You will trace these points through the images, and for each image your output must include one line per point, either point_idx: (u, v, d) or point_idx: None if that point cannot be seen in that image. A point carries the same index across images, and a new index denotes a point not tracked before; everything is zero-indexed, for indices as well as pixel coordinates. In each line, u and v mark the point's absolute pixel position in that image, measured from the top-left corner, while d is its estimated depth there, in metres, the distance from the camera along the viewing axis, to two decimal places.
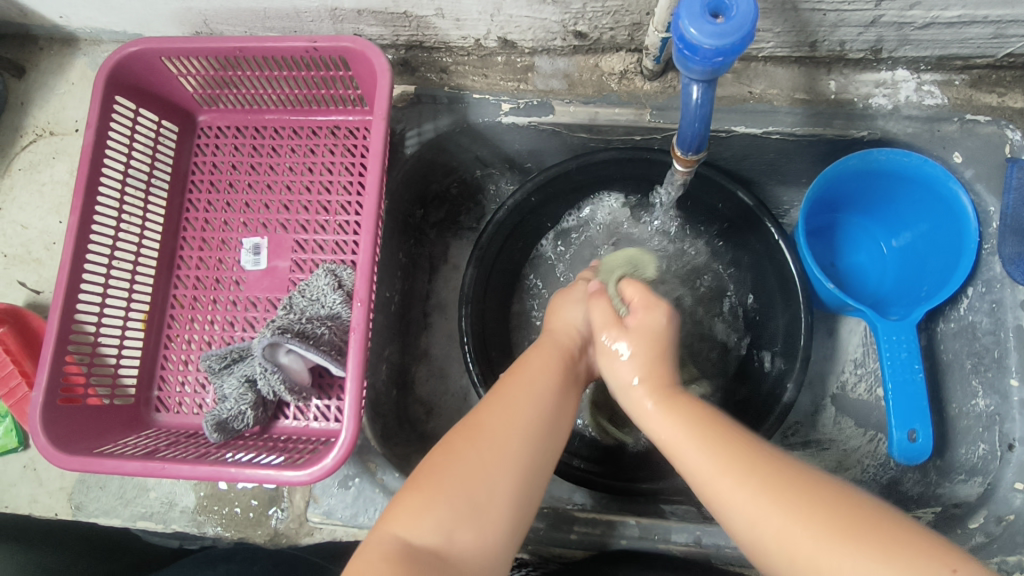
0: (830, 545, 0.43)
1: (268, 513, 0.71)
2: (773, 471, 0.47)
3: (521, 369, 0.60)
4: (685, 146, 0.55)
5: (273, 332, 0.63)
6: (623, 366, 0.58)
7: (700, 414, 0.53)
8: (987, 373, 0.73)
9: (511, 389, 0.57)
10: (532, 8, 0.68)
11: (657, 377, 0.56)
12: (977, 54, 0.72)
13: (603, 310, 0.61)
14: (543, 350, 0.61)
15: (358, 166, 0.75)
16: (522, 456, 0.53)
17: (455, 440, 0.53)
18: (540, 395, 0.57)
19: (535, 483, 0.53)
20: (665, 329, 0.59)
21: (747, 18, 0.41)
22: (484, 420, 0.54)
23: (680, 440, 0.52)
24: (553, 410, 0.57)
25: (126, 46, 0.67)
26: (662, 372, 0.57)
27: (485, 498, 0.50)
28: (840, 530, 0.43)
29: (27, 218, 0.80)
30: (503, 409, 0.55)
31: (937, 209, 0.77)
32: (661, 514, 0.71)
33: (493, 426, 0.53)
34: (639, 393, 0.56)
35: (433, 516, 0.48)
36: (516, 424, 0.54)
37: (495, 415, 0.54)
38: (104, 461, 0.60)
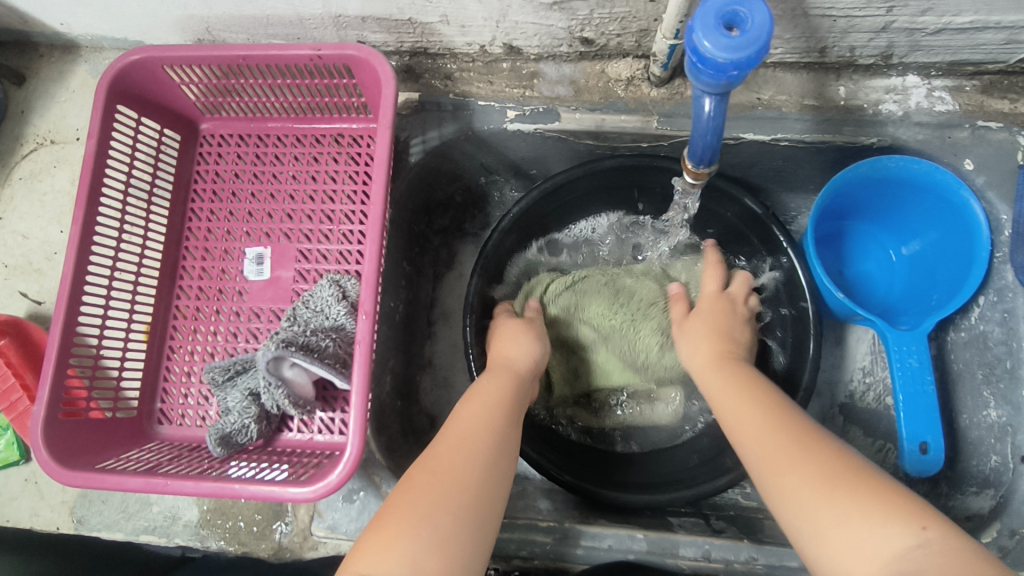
0: (819, 497, 0.46)
1: (272, 526, 0.71)
2: (791, 430, 0.53)
3: (472, 398, 0.62)
4: (696, 158, 0.54)
5: (277, 345, 0.62)
6: (694, 348, 0.69)
7: (740, 381, 0.61)
8: (999, 384, 0.73)
9: (462, 417, 0.59)
10: (538, 15, 0.67)
11: (719, 353, 0.67)
12: (989, 60, 0.71)
13: (681, 307, 0.77)
14: (492, 384, 0.63)
15: (362, 175, 0.74)
16: (475, 482, 0.52)
17: (412, 473, 0.53)
18: (489, 419, 0.58)
19: (491, 507, 0.52)
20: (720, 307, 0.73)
21: (763, 31, 0.40)
22: (437, 447, 0.55)
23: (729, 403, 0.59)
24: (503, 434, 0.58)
25: (127, 54, 0.66)
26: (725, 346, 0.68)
27: (444, 526, 0.48)
28: (831, 481, 0.47)
29: (28, 228, 0.80)
30: (453, 441, 0.55)
31: (948, 216, 0.76)
32: (670, 527, 0.70)
33: (444, 455, 0.54)
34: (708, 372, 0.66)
35: (396, 547, 0.46)
36: (469, 449, 0.54)
37: (447, 445, 0.55)
38: (106, 478, 0.59)
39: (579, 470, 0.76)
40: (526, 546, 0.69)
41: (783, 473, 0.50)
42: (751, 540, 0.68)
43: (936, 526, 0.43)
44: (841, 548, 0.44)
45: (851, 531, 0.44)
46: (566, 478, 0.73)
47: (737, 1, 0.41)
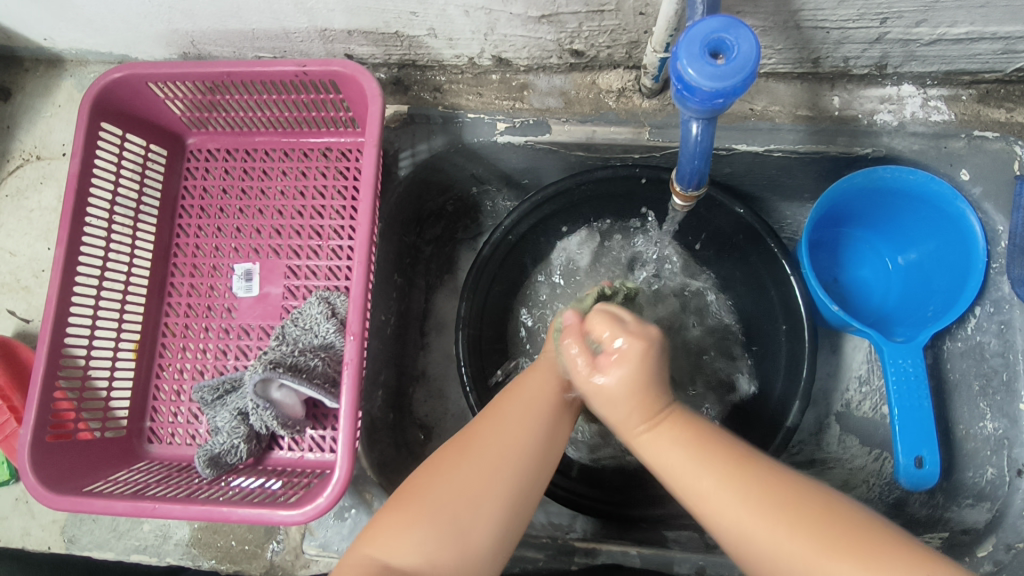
0: (805, 554, 0.42)
1: (264, 546, 0.71)
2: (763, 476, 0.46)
3: (515, 389, 0.57)
4: (685, 181, 0.55)
5: (265, 367, 0.62)
6: (613, 405, 0.51)
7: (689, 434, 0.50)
8: (995, 396, 0.72)
9: (507, 408, 0.55)
10: (526, 27, 0.66)
11: (640, 405, 0.50)
12: (985, 69, 0.69)
13: (581, 357, 0.52)
14: (538, 371, 0.58)
15: (351, 190, 0.73)
16: (513, 482, 0.51)
17: (446, 453, 0.52)
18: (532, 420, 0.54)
19: (524, 505, 0.52)
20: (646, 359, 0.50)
21: (749, 59, 0.40)
22: (480, 435, 0.52)
23: (669, 460, 0.49)
24: (551, 428, 0.55)
25: (110, 72, 0.66)
26: (649, 396, 0.50)
27: (469, 525, 0.48)
28: (822, 542, 0.42)
29: (16, 245, 0.79)
30: (493, 435, 0.52)
31: (943, 226, 0.75)
32: (663, 543, 0.70)
33: (484, 443, 0.52)
34: (640, 435, 0.51)
35: (412, 536, 0.47)
36: (511, 444, 0.52)
37: (489, 430, 0.53)
38: (94, 502, 0.59)
39: (575, 479, 0.76)
40: (519, 563, 0.68)
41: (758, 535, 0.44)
42: None
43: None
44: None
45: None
46: (563, 491, 0.73)
47: (723, 29, 0.41)
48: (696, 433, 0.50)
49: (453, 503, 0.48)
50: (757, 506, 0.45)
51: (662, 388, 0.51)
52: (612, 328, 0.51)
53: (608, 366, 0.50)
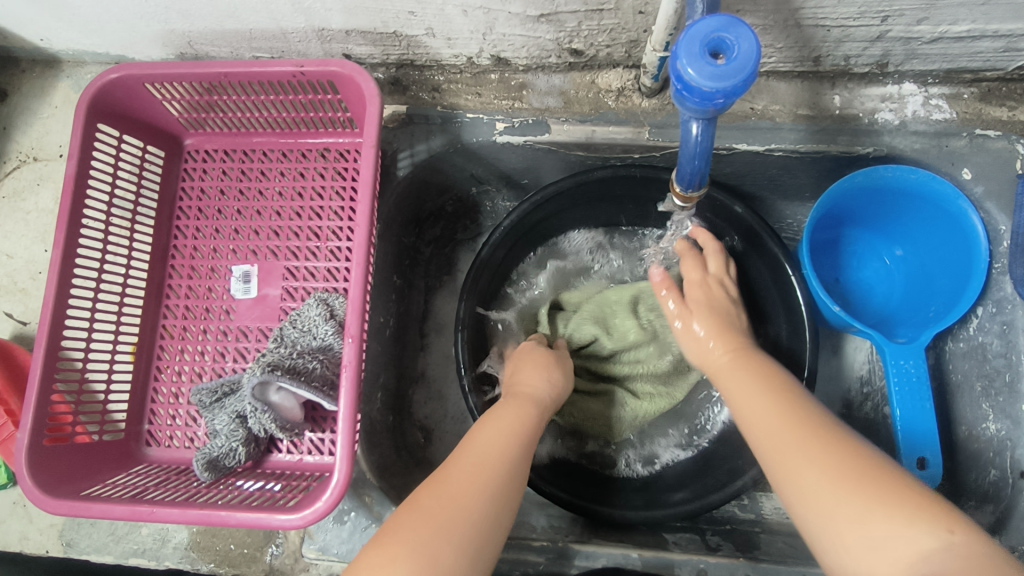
0: (830, 488, 0.45)
1: (263, 549, 0.71)
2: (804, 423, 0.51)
3: (484, 423, 0.59)
4: (685, 182, 0.54)
5: (263, 370, 0.62)
6: (699, 334, 0.66)
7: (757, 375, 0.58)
8: (998, 398, 0.71)
9: (477, 437, 0.56)
10: (525, 27, 0.66)
11: (721, 338, 0.64)
12: (987, 67, 0.69)
13: (671, 296, 0.70)
14: (514, 408, 0.60)
15: (349, 191, 0.73)
16: (481, 508, 0.49)
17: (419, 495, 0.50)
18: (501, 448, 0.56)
19: (492, 541, 0.49)
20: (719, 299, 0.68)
21: (750, 58, 0.40)
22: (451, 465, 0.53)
23: (741, 393, 0.57)
24: (517, 460, 0.55)
25: (107, 72, 0.65)
26: (729, 333, 0.65)
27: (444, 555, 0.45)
28: (846, 476, 0.45)
29: (12, 247, 0.79)
30: (468, 462, 0.53)
31: (945, 225, 0.75)
32: (665, 545, 0.69)
33: (453, 473, 0.51)
34: (721, 364, 0.62)
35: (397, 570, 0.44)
36: (478, 472, 0.52)
37: (458, 465, 0.53)
38: (91, 506, 0.59)
39: (571, 484, 0.75)
40: (520, 567, 0.68)
41: (797, 466, 0.48)
42: (747, 559, 0.67)
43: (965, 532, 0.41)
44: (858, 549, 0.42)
45: (872, 534, 0.42)
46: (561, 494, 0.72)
47: (723, 28, 0.40)
48: (769, 373, 0.58)
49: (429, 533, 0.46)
50: (795, 443, 0.49)
51: (738, 331, 0.66)
52: (700, 271, 0.71)
53: (689, 313, 0.67)
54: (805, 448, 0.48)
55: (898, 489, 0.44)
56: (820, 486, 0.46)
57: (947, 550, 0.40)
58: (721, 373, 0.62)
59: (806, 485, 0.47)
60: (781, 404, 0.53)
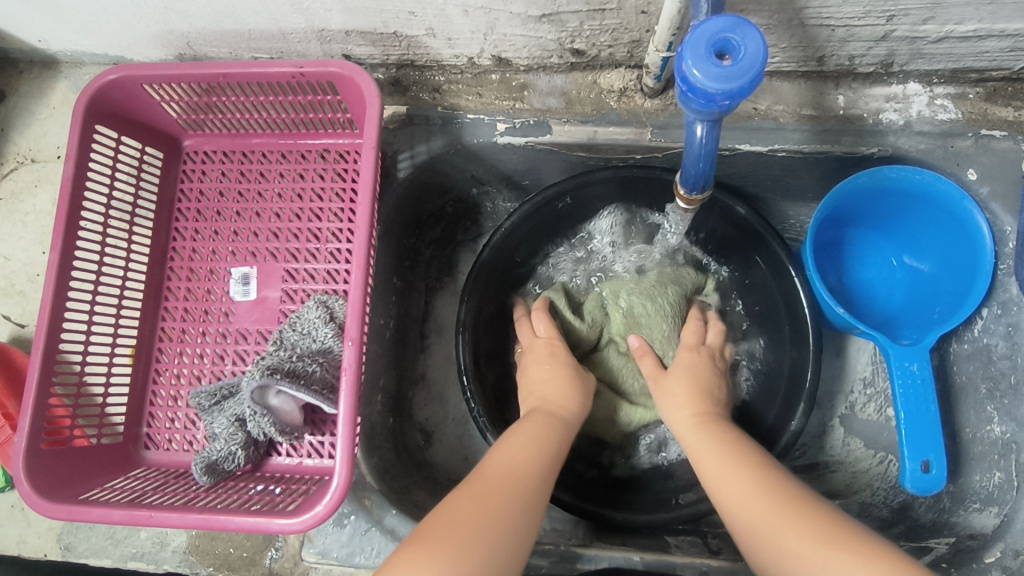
0: (811, 547, 0.45)
1: (263, 553, 0.70)
2: (779, 486, 0.51)
3: (506, 439, 0.58)
4: (688, 184, 0.54)
5: (262, 374, 0.61)
6: (673, 404, 0.64)
7: (726, 439, 0.57)
8: (1003, 400, 0.71)
9: (504, 450, 0.56)
10: (526, 27, 0.65)
11: (699, 407, 0.62)
12: (992, 67, 0.68)
13: (650, 364, 0.70)
14: (527, 428, 0.59)
15: (349, 192, 0.72)
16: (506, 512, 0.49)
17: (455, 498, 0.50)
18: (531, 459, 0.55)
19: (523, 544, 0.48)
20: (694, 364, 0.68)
21: (756, 59, 0.39)
22: (484, 473, 0.53)
23: (707, 457, 0.56)
24: (542, 475, 0.54)
25: (105, 74, 0.65)
26: (703, 403, 0.63)
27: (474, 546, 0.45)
28: (828, 537, 0.45)
29: (10, 249, 0.79)
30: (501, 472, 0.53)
31: (950, 226, 0.74)
32: (667, 548, 0.69)
33: (483, 476, 0.52)
34: (689, 428, 0.61)
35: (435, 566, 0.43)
36: (512, 481, 0.52)
37: (490, 474, 0.53)
38: (89, 510, 0.58)
39: (574, 485, 0.75)
40: None
41: (778, 527, 0.47)
42: (749, 562, 0.66)
43: None
44: None
45: None
46: (563, 497, 0.72)
47: (729, 29, 0.40)
48: (737, 438, 0.57)
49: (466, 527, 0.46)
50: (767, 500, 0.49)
51: (713, 399, 0.64)
52: (694, 346, 0.70)
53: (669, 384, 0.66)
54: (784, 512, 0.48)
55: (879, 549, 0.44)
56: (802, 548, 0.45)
57: None
58: (688, 434, 0.60)
59: (787, 549, 0.46)
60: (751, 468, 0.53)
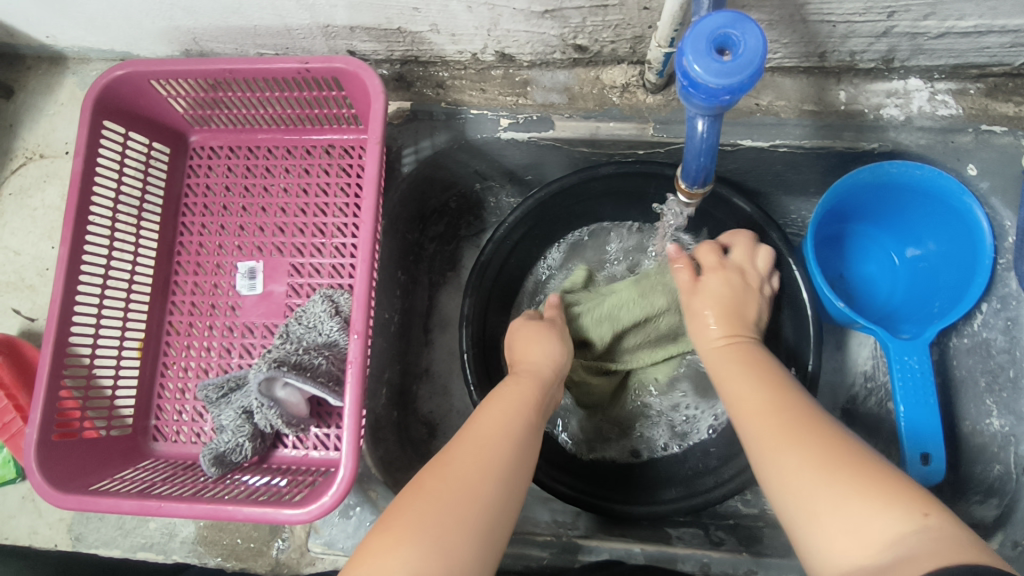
0: (810, 476, 0.45)
1: (270, 543, 0.71)
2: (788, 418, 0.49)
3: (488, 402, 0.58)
4: (690, 179, 0.55)
5: (269, 366, 0.62)
6: (705, 322, 0.62)
7: (746, 357, 0.58)
8: (1002, 393, 0.72)
9: (491, 413, 0.55)
10: (529, 23, 0.65)
11: (724, 325, 0.61)
12: (993, 62, 0.69)
13: (684, 274, 0.66)
14: (514, 386, 0.59)
15: (354, 187, 0.73)
16: (489, 490, 0.48)
17: (422, 479, 0.49)
18: (514, 425, 0.54)
19: (504, 518, 0.48)
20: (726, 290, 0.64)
21: (756, 54, 0.40)
22: (463, 439, 0.52)
23: (727, 367, 0.58)
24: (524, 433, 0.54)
25: (112, 69, 0.66)
26: (736, 323, 0.62)
27: (453, 534, 0.45)
28: (825, 462, 0.45)
29: (19, 244, 0.79)
30: (480, 436, 0.51)
31: (950, 221, 0.75)
32: (668, 540, 0.70)
33: (466, 460, 0.49)
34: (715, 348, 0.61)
35: (399, 556, 0.43)
36: (496, 446, 0.51)
37: (467, 446, 0.51)
38: (100, 500, 0.59)
39: (575, 478, 0.76)
40: (525, 561, 0.69)
41: (777, 450, 0.48)
42: (750, 553, 0.67)
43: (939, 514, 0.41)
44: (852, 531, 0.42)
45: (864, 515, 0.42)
46: (562, 488, 0.72)
47: (729, 24, 0.40)
48: (755, 358, 0.58)
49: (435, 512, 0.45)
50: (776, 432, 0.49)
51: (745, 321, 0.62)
52: (717, 260, 0.66)
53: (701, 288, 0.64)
54: (783, 435, 0.48)
55: (883, 476, 0.43)
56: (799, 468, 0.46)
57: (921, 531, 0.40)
58: (716, 356, 0.60)
59: (786, 468, 0.46)
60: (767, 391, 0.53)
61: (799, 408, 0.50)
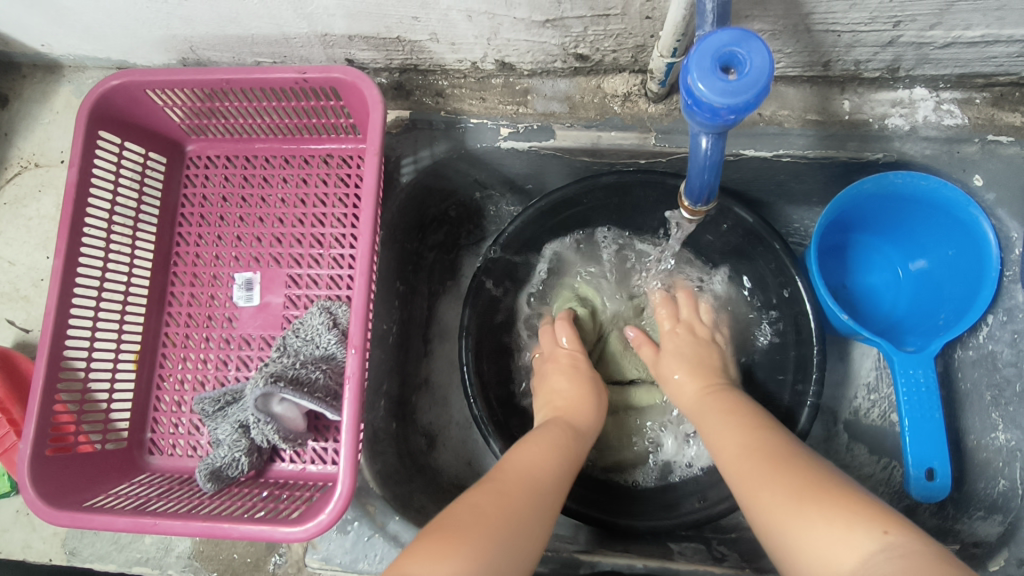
0: (789, 505, 0.47)
1: (267, 558, 0.71)
2: (766, 454, 0.53)
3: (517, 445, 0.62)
4: (693, 196, 0.54)
5: (266, 382, 0.61)
6: (676, 381, 0.71)
7: (725, 405, 0.63)
8: (1009, 407, 0.71)
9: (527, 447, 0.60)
10: (530, 32, 0.65)
11: (692, 376, 0.70)
12: (1000, 72, 0.68)
13: (648, 350, 0.77)
14: (556, 428, 0.64)
15: (352, 198, 0.72)
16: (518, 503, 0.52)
17: (466, 499, 0.52)
18: (553, 461, 0.59)
19: (537, 541, 0.51)
20: (690, 346, 0.74)
21: (762, 73, 0.39)
22: (505, 469, 0.56)
23: (707, 420, 0.63)
24: (557, 470, 0.58)
25: (107, 79, 0.65)
26: (700, 373, 0.70)
27: (487, 537, 0.48)
28: (796, 492, 0.48)
29: (14, 254, 0.79)
30: (518, 467, 0.57)
31: (955, 232, 0.74)
32: (670, 555, 0.69)
33: (502, 482, 0.54)
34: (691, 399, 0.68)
35: (446, 562, 0.45)
36: (532, 479, 0.56)
37: (506, 474, 0.56)
38: (94, 517, 0.58)
39: (579, 491, 0.75)
40: None
41: (759, 489, 0.51)
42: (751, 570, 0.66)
43: (901, 531, 0.43)
44: (812, 556, 0.44)
45: (826, 544, 0.44)
46: (569, 502, 0.72)
47: (735, 43, 0.39)
48: (733, 404, 0.63)
49: (477, 522, 0.49)
50: (754, 468, 0.53)
51: (710, 371, 0.71)
52: (672, 322, 0.78)
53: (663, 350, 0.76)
54: (760, 469, 0.52)
55: (847, 501, 0.46)
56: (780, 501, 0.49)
57: (886, 551, 0.42)
58: (696, 405, 0.66)
59: (761, 505, 0.50)
60: (747, 434, 0.57)
61: (775, 447, 0.54)
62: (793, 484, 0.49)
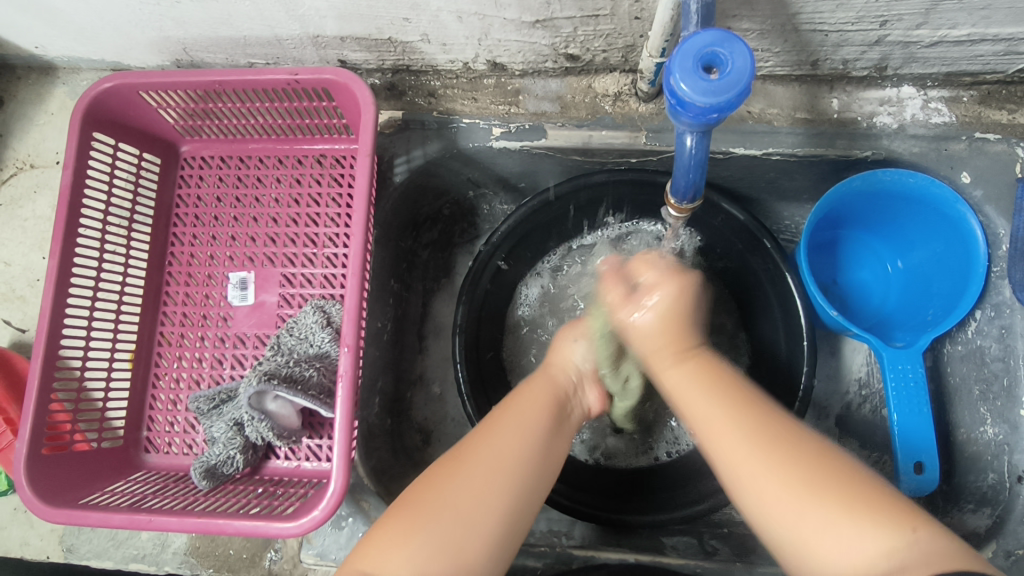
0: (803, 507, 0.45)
1: (263, 554, 0.72)
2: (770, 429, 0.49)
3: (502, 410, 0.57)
4: (680, 194, 0.55)
5: (259, 380, 0.62)
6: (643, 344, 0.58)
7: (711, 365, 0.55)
8: (996, 401, 0.71)
9: (501, 420, 0.55)
10: (521, 32, 0.65)
11: (674, 339, 0.55)
12: (987, 70, 0.68)
13: (618, 293, 0.58)
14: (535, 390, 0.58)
15: (345, 197, 0.72)
16: (507, 493, 0.50)
17: (429, 479, 0.51)
18: (525, 429, 0.54)
19: (518, 519, 0.51)
20: (676, 300, 0.56)
21: (744, 73, 0.39)
22: (468, 447, 0.52)
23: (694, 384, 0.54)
24: (545, 440, 0.55)
25: (100, 81, 0.65)
26: (683, 336, 0.56)
27: (455, 535, 0.48)
28: (808, 483, 0.45)
29: (10, 254, 0.79)
30: (485, 449, 0.52)
31: (943, 229, 0.75)
32: (661, 550, 0.70)
33: (468, 465, 0.51)
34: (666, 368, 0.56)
35: (405, 556, 0.47)
36: (502, 460, 0.52)
37: (474, 450, 0.52)
38: (89, 515, 0.59)
39: (570, 486, 0.75)
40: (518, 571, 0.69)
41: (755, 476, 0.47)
42: (742, 564, 0.67)
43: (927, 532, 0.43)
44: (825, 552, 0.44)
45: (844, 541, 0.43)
46: (560, 498, 0.72)
47: (718, 42, 0.40)
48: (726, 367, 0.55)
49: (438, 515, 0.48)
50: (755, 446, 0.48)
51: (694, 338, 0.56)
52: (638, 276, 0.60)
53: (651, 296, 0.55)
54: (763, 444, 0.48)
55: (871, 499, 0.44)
56: (769, 478, 0.46)
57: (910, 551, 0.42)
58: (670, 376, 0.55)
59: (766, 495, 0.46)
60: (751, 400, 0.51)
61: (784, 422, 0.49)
62: (805, 472, 0.46)
